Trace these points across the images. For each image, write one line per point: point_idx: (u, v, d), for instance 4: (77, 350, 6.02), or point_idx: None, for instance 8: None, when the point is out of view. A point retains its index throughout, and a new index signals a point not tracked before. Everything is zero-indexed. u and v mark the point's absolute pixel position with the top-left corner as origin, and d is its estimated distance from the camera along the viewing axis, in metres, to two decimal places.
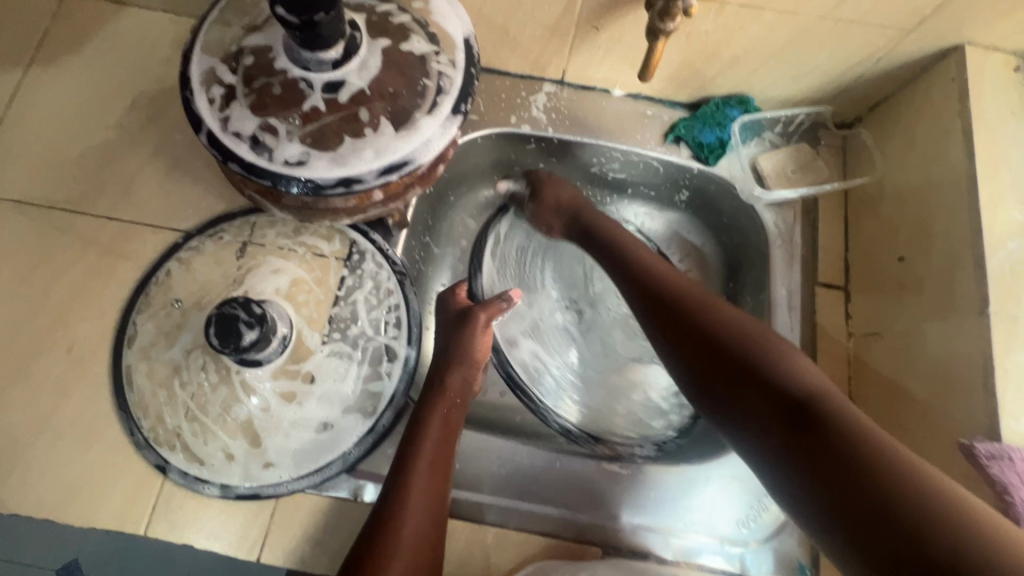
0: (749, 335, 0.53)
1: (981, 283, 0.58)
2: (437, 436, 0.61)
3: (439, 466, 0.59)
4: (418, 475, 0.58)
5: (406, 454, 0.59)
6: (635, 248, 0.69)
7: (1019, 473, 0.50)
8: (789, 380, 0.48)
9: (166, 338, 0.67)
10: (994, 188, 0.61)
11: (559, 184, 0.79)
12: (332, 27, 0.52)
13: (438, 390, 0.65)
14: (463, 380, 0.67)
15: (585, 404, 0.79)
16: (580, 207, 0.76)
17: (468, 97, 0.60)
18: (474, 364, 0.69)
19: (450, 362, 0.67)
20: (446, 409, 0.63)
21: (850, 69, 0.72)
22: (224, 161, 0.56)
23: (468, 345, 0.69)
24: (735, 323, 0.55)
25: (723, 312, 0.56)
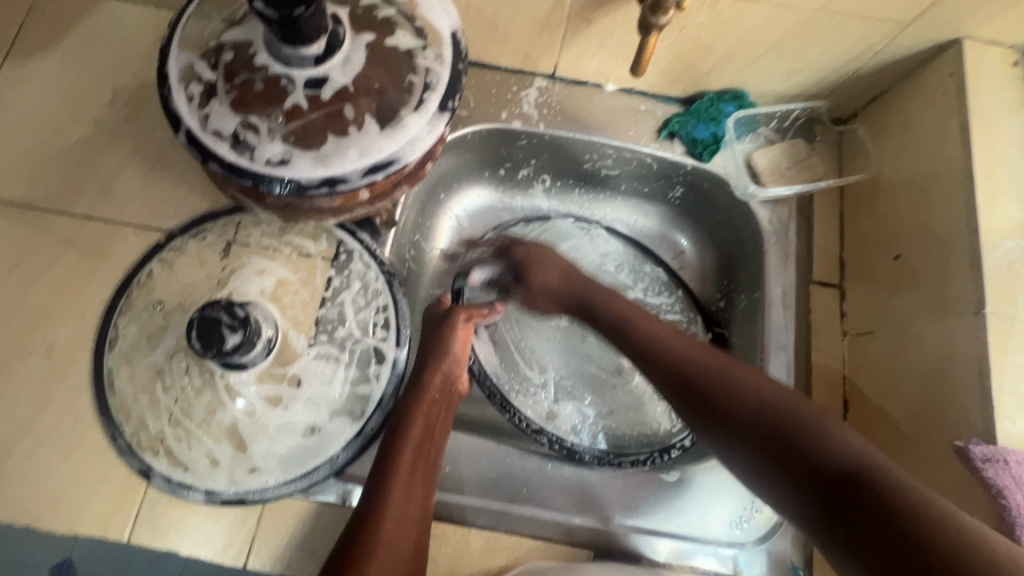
0: (768, 397, 0.50)
1: (977, 282, 0.57)
2: (416, 436, 0.60)
3: (418, 463, 0.59)
4: (398, 475, 0.57)
5: (386, 455, 0.59)
6: (642, 322, 0.63)
7: (1015, 476, 0.49)
8: (822, 444, 0.44)
9: (150, 341, 0.66)
10: (992, 185, 0.60)
11: (541, 254, 0.74)
12: (313, 21, 0.50)
13: (417, 386, 0.64)
14: (444, 375, 0.66)
15: (571, 412, 0.76)
16: (569, 293, 0.71)
17: (456, 94, 0.58)
18: (454, 359, 0.68)
19: (429, 361, 0.66)
20: (425, 411, 0.62)
21: (846, 63, 0.70)
22: (204, 161, 0.54)
23: (445, 344, 0.67)
24: (751, 385, 0.52)
25: (740, 375, 0.53)
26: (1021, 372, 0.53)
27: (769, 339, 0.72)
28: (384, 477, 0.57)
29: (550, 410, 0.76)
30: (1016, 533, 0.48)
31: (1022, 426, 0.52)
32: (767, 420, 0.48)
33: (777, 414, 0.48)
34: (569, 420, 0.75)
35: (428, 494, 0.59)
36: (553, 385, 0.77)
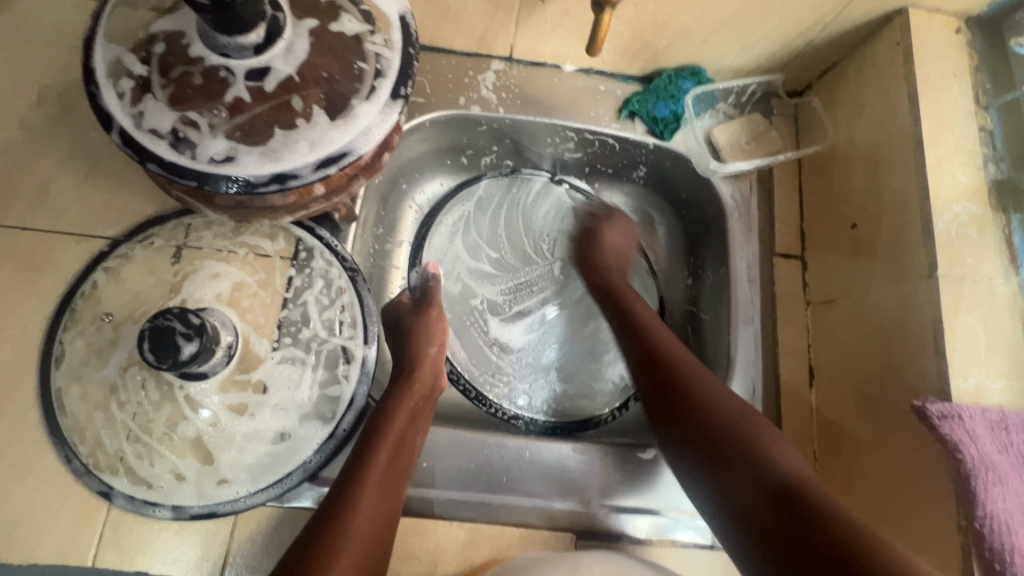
0: (745, 417, 0.56)
1: (929, 247, 0.58)
2: (399, 426, 0.60)
3: (401, 452, 0.59)
4: (375, 465, 0.56)
5: (364, 444, 0.58)
6: (634, 303, 0.70)
7: (969, 430, 0.51)
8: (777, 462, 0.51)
9: (99, 357, 0.62)
10: (941, 150, 0.61)
11: (613, 218, 0.82)
12: (248, 7, 0.47)
13: (407, 378, 0.65)
14: (432, 369, 0.67)
15: (545, 393, 0.79)
16: (618, 292, 0.73)
17: (408, 80, 0.56)
18: (436, 346, 0.69)
19: (417, 351, 0.67)
20: (410, 401, 0.63)
21: (797, 36, 0.71)
22: (142, 162, 0.51)
23: (427, 333, 0.69)
24: (716, 416, 0.56)
25: (714, 396, 0.58)
26: (971, 331, 0.55)
27: (736, 313, 0.74)
28: (362, 465, 0.56)
29: (521, 392, 0.78)
30: (971, 484, 0.50)
31: (974, 381, 0.54)
32: (734, 441, 0.54)
33: (789, 479, 0.50)
34: (543, 398, 0.78)
35: (404, 488, 0.58)
36: (524, 371, 0.80)
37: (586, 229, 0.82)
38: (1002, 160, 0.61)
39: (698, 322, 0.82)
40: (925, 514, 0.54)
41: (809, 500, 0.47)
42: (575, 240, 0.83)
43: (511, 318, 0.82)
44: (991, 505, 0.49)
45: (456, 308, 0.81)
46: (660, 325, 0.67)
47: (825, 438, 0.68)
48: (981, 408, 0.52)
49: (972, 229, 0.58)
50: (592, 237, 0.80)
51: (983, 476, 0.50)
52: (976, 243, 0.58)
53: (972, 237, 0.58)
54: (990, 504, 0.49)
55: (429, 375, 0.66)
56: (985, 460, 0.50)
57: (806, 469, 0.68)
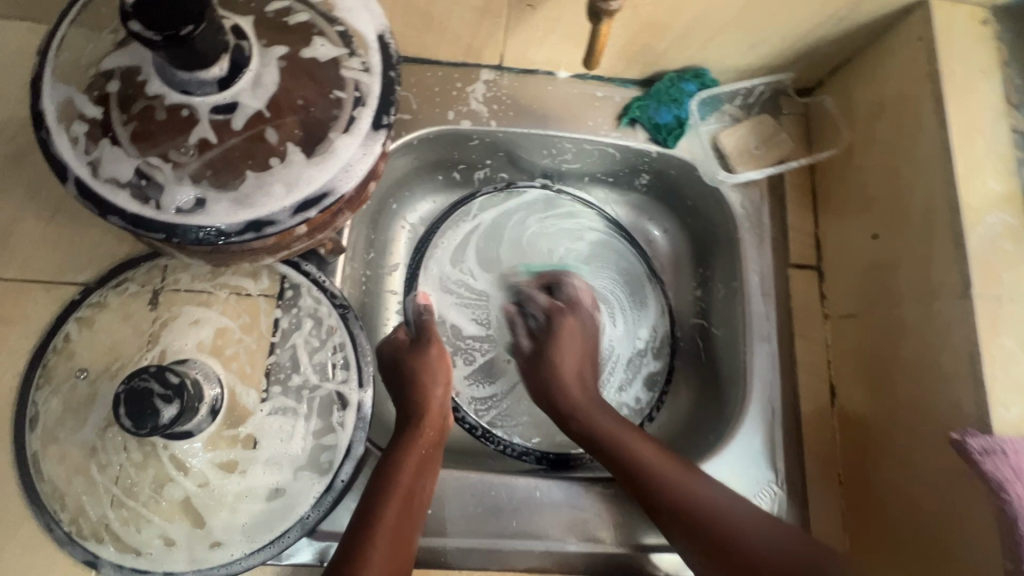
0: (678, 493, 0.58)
1: (962, 264, 0.54)
2: (408, 477, 0.57)
3: (411, 504, 0.56)
4: (383, 524, 0.54)
5: (371, 498, 0.55)
6: (635, 443, 0.62)
7: (1013, 467, 0.47)
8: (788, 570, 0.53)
9: (76, 416, 0.58)
10: (971, 156, 0.56)
11: (569, 337, 0.70)
12: (209, 40, 0.42)
13: (414, 422, 0.62)
14: (441, 410, 0.64)
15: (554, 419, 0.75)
16: (595, 428, 0.64)
17: (391, 107, 0.51)
18: (443, 386, 0.66)
19: (423, 391, 0.65)
20: (418, 449, 0.60)
21: (808, 33, 0.66)
22: (101, 214, 0.46)
23: (431, 373, 0.66)
24: (747, 535, 0.55)
25: (704, 490, 0.58)
26: (1011, 355, 0.51)
27: (751, 331, 0.70)
28: (370, 522, 0.53)
29: (531, 424, 0.75)
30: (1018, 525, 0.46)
31: (1017, 410, 0.50)
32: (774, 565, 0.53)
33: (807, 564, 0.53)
34: (552, 425, 0.75)
35: (414, 544, 0.55)
36: (531, 399, 0.76)
37: (547, 293, 0.75)
38: None
39: (710, 338, 0.78)
40: (965, 553, 0.51)
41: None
42: (535, 334, 0.73)
43: None
44: None
45: (455, 340, 0.77)
46: (655, 451, 0.61)
47: (852, 462, 0.64)
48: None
49: (1009, 242, 0.54)
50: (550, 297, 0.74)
51: None
52: (1013, 257, 0.53)
53: (1009, 250, 0.53)
54: None
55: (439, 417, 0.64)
56: None
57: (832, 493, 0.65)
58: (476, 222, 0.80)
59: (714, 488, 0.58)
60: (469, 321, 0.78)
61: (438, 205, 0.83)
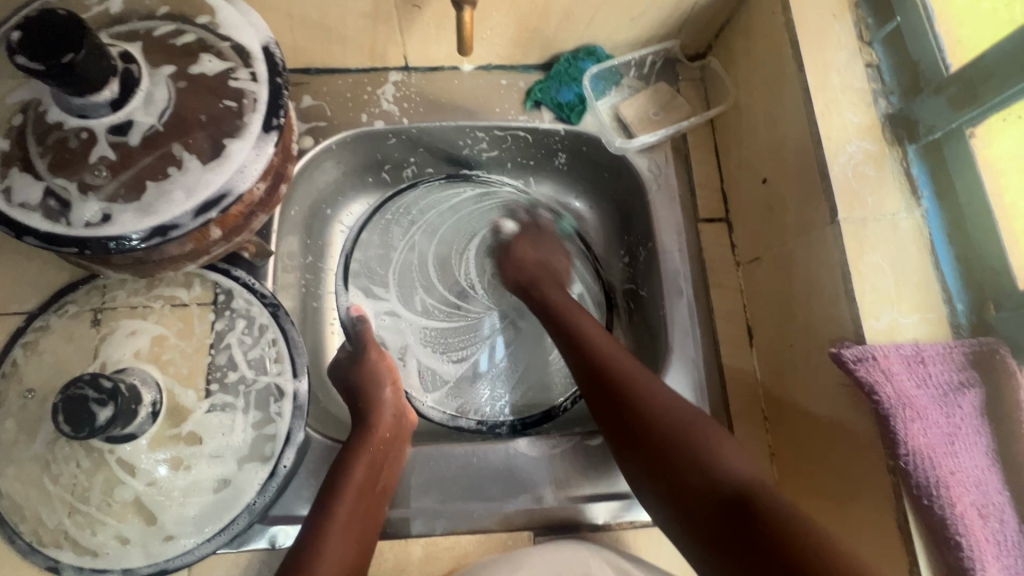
0: (688, 426, 0.56)
1: (828, 192, 0.57)
2: (362, 474, 0.60)
3: (365, 501, 0.58)
4: (337, 519, 0.56)
5: (328, 494, 0.58)
6: (583, 331, 0.65)
7: (883, 369, 0.50)
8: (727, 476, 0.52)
9: (27, 434, 0.62)
10: (829, 94, 0.60)
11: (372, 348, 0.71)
12: (93, 65, 0.46)
13: (367, 427, 0.63)
14: (394, 413, 0.66)
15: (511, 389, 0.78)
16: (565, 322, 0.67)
17: (280, 110, 0.55)
18: (391, 386, 0.68)
19: (376, 398, 0.66)
20: (371, 449, 0.62)
21: (681, 0, 0.70)
22: (18, 237, 0.50)
23: (377, 374, 0.68)
24: (671, 411, 0.57)
25: (654, 396, 0.58)
26: (879, 270, 0.55)
27: (666, 285, 0.73)
28: (324, 522, 0.56)
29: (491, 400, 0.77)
30: (892, 424, 0.49)
31: (886, 319, 0.53)
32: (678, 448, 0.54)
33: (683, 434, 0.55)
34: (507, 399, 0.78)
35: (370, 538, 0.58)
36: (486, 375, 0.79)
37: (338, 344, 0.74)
38: (892, 94, 0.60)
39: (639, 299, 0.81)
40: (860, 456, 0.54)
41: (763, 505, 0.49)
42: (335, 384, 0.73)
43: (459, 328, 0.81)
44: (913, 441, 0.48)
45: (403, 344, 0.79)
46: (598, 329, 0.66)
47: (771, 396, 0.68)
48: (895, 345, 0.52)
49: (869, 167, 0.58)
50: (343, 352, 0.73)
51: (902, 413, 0.49)
52: (874, 181, 0.57)
53: (870, 175, 0.57)
54: (911, 440, 0.48)
55: (392, 423, 0.65)
56: (903, 397, 0.49)
57: (758, 429, 0.68)
58: (399, 220, 0.83)
59: (662, 391, 0.58)
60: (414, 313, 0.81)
61: (369, 204, 0.85)
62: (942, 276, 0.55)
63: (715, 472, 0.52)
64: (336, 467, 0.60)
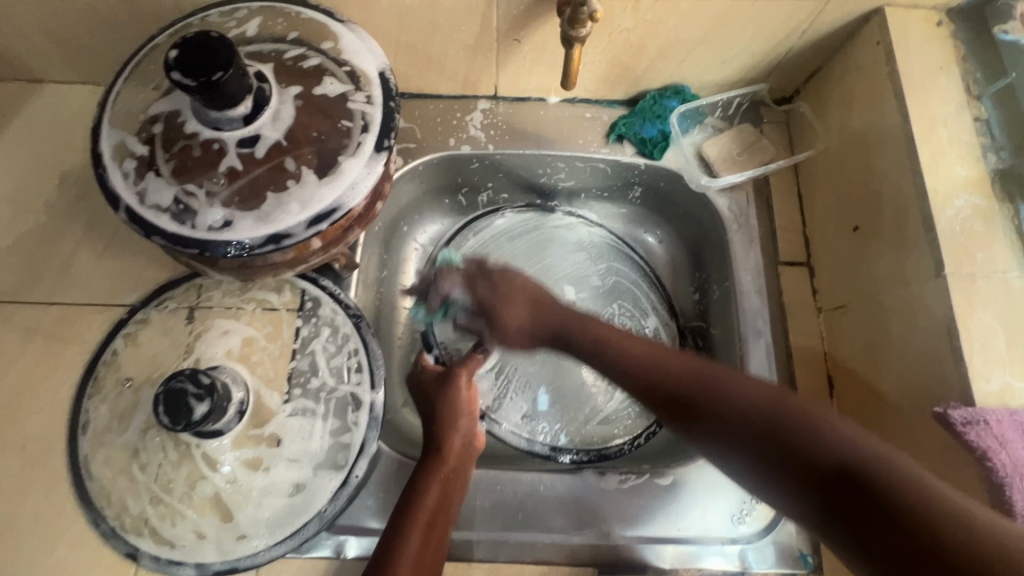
0: (753, 389, 0.46)
1: (934, 245, 0.56)
2: (432, 504, 0.58)
3: (433, 529, 0.57)
4: (407, 550, 0.54)
5: (397, 521, 0.56)
6: (595, 324, 0.60)
7: (997, 436, 0.48)
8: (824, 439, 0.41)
9: (121, 421, 0.65)
10: (935, 146, 0.59)
11: (504, 275, 0.68)
12: (234, 82, 0.50)
13: (438, 453, 0.63)
14: (463, 439, 0.65)
15: (577, 418, 0.77)
16: (552, 324, 0.62)
17: (391, 132, 0.58)
18: (467, 418, 0.67)
19: (448, 423, 0.65)
20: (441, 480, 0.61)
21: (776, 46, 0.71)
22: (147, 236, 0.54)
23: (455, 403, 0.67)
24: (756, 391, 0.46)
25: (726, 382, 0.48)
26: (989, 329, 0.53)
27: (744, 327, 0.72)
28: (391, 551, 0.53)
29: (560, 428, 0.76)
30: (1005, 494, 0.47)
31: (999, 381, 0.51)
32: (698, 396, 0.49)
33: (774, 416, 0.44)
34: (572, 429, 0.77)
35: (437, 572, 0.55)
36: (553, 402, 0.78)
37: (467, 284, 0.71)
38: (1002, 149, 0.59)
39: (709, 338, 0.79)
40: None
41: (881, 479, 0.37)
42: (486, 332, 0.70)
43: (530, 352, 0.80)
44: None
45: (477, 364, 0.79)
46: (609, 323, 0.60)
47: None
48: (1010, 411, 0.49)
49: (978, 222, 0.56)
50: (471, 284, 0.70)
51: (1017, 483, 0.47)
52: (984, 237, 0.56)
53: (979, 230, 0.56)
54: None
55: (461, 450, 0.64)
56: (1017, 468, 0.47)
57: None
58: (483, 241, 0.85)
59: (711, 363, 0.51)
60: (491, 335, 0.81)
61: (442, 229, 0.87)
62: None
63: (738, 419, 0.45)
64: (406, 493, 0.60)
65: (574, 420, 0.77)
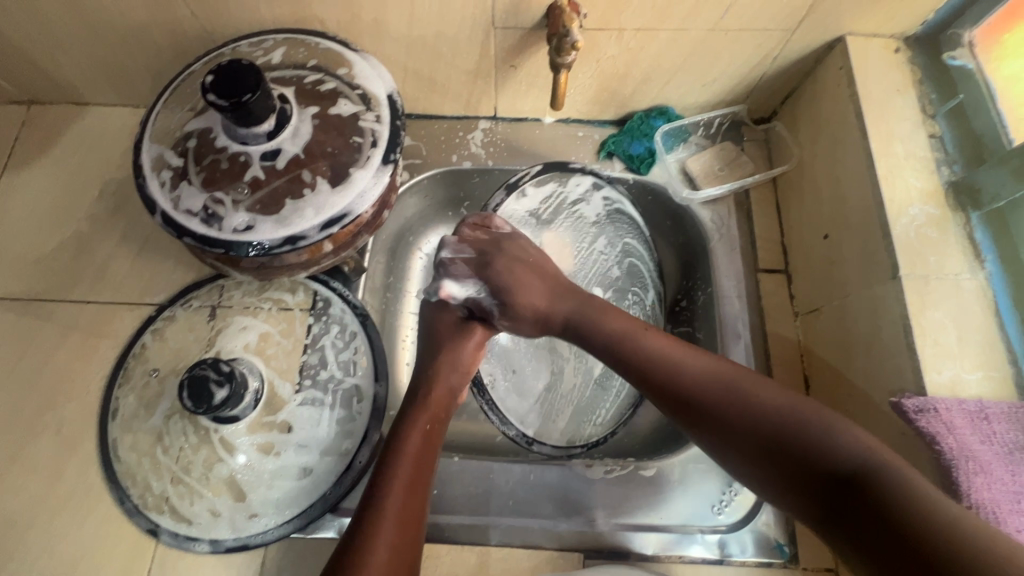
0: (783, 411, 0.51)
1: (890, 249, 0.61)
2: (417, 445, 0.62)
3: (416, 486, 0.59)
4: (394, 489, 0.57)
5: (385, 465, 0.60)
6: (599, 316, 0.65)
7: (945, 422, 0.52)
8: (835, 450, 0.47)
9: (147, 408, 0.71)
10: (892, 161, 0.65)
11: (508, 257, 0.71)
12: (261, 103, 0.58)
13: (421, 401, 0.66)
14: (448, 390, 0.69)
15: (562, 418, 0.80)
16: (560, 314, 0.68)
17: (397, 147, 0.65)
18: (460, 373, 0.70)
19: (441, 369, 0.69)
20: (425, 424, 0.64)
21: (751, 71, 0.77)
22: (179, 237, 0.61)
23: (456, 355, 0.70)
24: (775, 405, 0.52)
25: (752, 388, 0.54)
26: (940, 325, 0.58)
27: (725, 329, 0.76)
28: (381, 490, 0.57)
29: (546, 423, 0.79)
30: (953, 475, 0.51)
31: (949, 373, 0.56)
32: (748, 422, 0.52)
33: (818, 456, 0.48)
34: (557, 423, 0.79)
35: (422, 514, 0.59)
36: (542, 399, 0.80)
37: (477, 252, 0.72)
38: (955, 163, 0.65)
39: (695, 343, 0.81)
40: None
41: (878, 486, 0.44)
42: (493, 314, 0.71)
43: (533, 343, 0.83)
44: (976, 494, 0.50)
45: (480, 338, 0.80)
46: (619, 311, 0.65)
47: None
48: (958, 400, 0.54)
49: (931, 229, 0.62)
50: (485, 262, 0.71)
51: (965, 466, 0.51)
52: (936, 242, 0.61)
53: (932, 237, 0.61)
54: (974, 493, 0.49)
55: (442, 410, 0.67)
56: (964, 450, 0.51)
57: None
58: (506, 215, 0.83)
59: (758, 383, 0.54)
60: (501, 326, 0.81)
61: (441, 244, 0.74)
62: (1006, 337, 0.58)
63: (792, 446, 0.49)
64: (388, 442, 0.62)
65: (555, 418, 0.79)
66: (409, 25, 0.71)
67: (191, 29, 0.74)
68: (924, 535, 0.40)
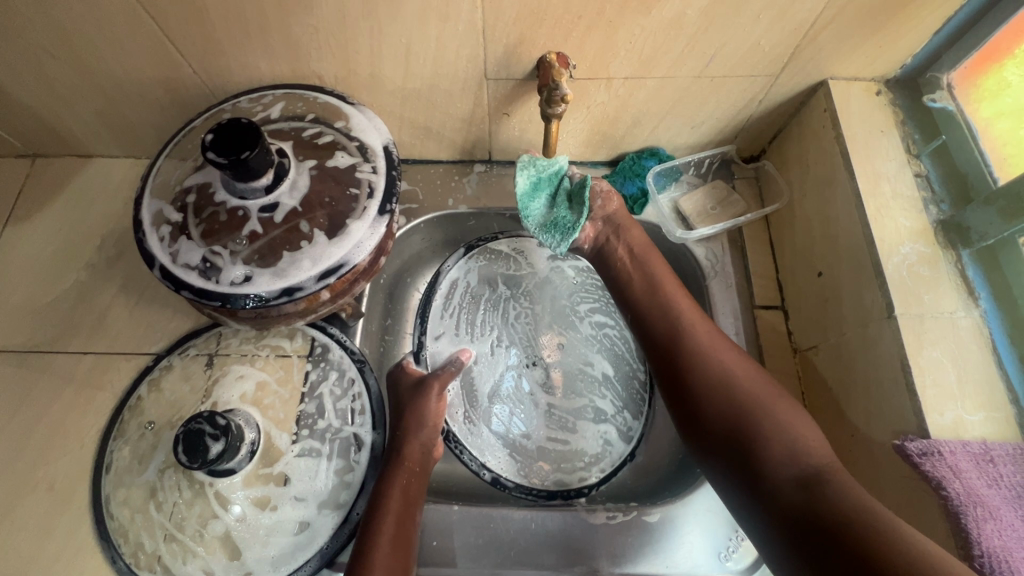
0: (745, 403, 0.60)
1: (885, 289, 0.62)
2: (396, 505, 0.63)
3: None
4: (383, 533, 0.61)
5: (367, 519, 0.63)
6: (653, 264, 0.73)
7: (951, 465, 0.52)
8: (798, 444, 0.57)
9: (141, 462, 0.70)
10: (879, 202, 0.67)
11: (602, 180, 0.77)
12: (260, 159, 0.59)
13: (396, 460, 0.67)
14: (422, 448, 0.69)
15: (597, 448, 0.79)
16: (627, 244, 0.75)
17: (393, 197, 0.66)
18: (430, 428, 0.70)
19: (408, 432, 0.69)
20: (401, 483, 0.65)
21: (739, 113, 0.79)
22: (176, 291, 0.61)
23: (422, 413, 0.70)
24: (747, 395, 0.61)
25: (727, 373, 0.63)
26: (939, 364, 0.58)
27: None
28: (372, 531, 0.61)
29: (586, 464, 0.78)
30: (963, 521, 0.50)
31: (950, 416, 0.56)
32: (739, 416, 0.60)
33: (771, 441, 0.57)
34: (594, 458, 0.78)
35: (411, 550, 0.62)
36: (572, 438, 0.79)
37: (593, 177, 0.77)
38: (942, 202, 0.67)
39: None
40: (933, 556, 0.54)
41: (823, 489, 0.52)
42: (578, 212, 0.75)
43: (534, 403, 0.81)
44: (988, 543, 0.49)
45: (493, 425, 0.79)
46: (671, 284, 0.72)
47: None
48: (962, 443, 0.54)
49: (923, 268, 0.63)
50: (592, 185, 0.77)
51: (974, 512, 0.50)
52: (929, 280, 0.62)
53: (924, 275, 0.62)
54: (984, 540, 0.49)
55: (402, 507, 0.64)
56: (972, 495, 0.51)
57: None
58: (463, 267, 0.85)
59: (739, 370, 0.63)
60: (499, 399, 0.81)
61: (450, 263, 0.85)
62: (1005, 375, 0.58)
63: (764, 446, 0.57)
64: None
65: (590, 456, 0.78)
66: (404, 79, 0.74)
67: (193, 86, 0.76)
68: (842, 515, 0.50)
